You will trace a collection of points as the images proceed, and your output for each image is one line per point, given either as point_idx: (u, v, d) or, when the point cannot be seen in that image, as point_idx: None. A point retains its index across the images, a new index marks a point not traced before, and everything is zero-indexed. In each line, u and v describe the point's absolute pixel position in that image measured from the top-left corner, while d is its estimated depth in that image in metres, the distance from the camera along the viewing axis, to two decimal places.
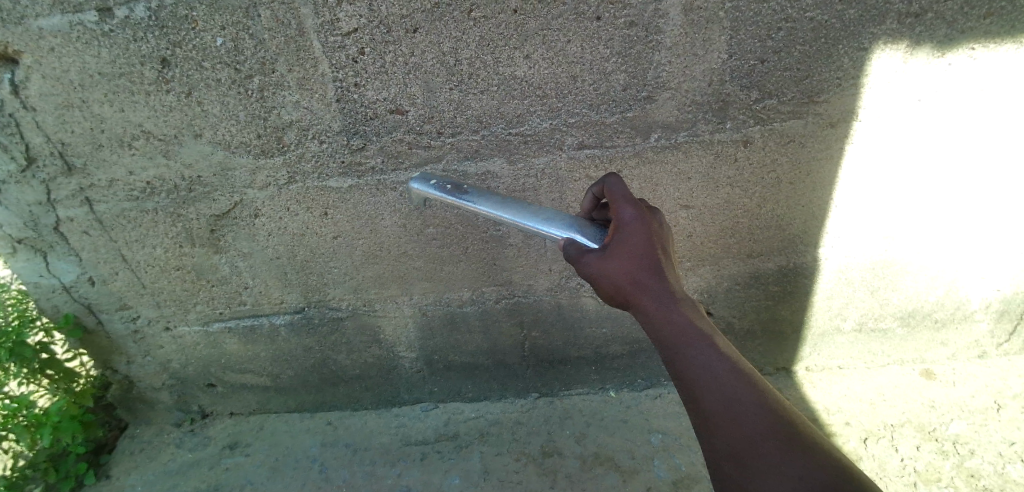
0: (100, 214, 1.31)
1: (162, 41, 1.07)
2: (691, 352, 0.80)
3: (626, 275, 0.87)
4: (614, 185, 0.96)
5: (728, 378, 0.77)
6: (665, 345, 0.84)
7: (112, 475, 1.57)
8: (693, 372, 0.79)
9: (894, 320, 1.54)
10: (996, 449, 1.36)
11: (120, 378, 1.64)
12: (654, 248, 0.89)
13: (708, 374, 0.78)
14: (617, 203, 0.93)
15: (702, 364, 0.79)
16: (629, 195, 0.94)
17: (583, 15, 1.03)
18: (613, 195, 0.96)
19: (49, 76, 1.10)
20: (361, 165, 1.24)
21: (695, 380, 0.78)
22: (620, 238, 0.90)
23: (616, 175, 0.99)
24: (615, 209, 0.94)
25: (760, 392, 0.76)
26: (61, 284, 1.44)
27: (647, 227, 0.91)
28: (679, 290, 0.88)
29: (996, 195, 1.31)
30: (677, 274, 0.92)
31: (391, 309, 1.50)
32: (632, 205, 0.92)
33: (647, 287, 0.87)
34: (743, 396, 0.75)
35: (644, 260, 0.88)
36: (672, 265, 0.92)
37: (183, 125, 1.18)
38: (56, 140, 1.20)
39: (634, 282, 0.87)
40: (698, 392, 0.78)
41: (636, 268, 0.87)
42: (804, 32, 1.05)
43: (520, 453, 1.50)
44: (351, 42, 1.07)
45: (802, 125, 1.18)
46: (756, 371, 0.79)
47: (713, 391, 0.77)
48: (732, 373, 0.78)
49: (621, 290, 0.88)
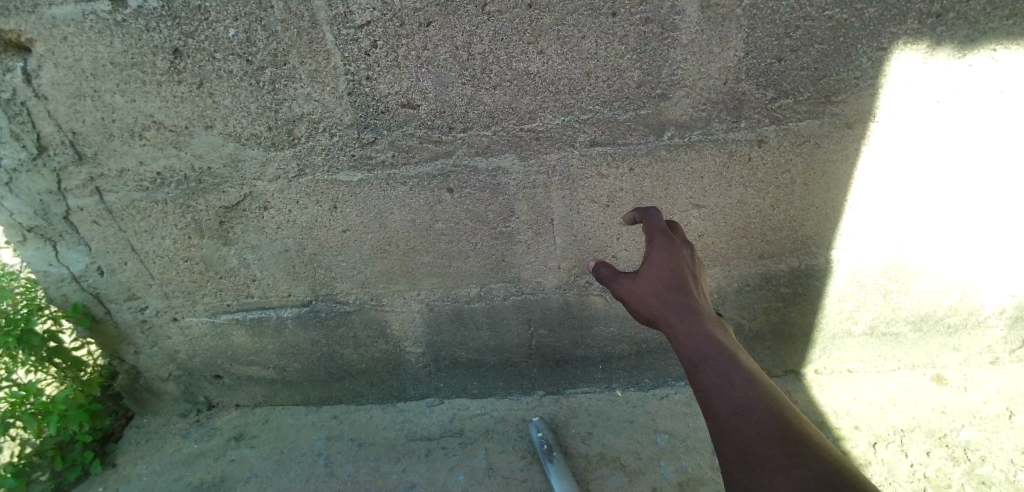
0: (110, 204, 1.31)
1: (175, 31, 1.07)
2: (709, 364, 0.84)
3: (652, 294, 0.95)
4: (654, 217, 1.07)
5: (741, 387, 0.80)
6: (684, 356, 0.87)
7: (117, 465, 1.57)
8: (708, 380, 0.82)
9: (906, 324, 1.53)
10: (1008, 457, 1.34)
11: (127, 368, 1.65)
12: (682, 270, 0.97)
13: (722, 382, 0.81)
14: (651, 233, 1.04)
15: (717, 373, 0.82)
16: (663, 226, 1.05)
17: (598, 10, 1.02)
18: (649, 225, 1.06)
19: (62, 65, 1.11)
20: (371, 159, 1.23)
21: (709, 387, 0.81)
22: (651, 259, 0.99)
23: (657, 209, 1.10)
24: (649, 237, 1.04)
25: (772, 404, 0.78)
26: (70, 274, 1.44)
27: (677, 253, 0.99)
28: (704, 310, 0.92)
29: (1012, 200, 1.29)
30: (705, 299, 0.97)
31: (398, 305, 1.50)
32: (664, 234, 1.03)
33: (672, 304, 0.92)
34: (756, 405, 0.78)
35: (670, 278, 0.95)
36: (700, 290, 0.97)
37: (194, 116, 1.18)
38: (67, 129, 1.20)
39: (659, 300, 0.94)
40: (711, 397, 0.81)
41: (663, 285, 0.95)
42: (822, 30, 1.04)
43: (525, 450, 1.49)
44: (363, 35, 1.06)
45: (818, 125, 1.16)
46: (772, 385, 0.82)
47: (726, 398, 0.80)
48: (747, 385, 0.81)
49: (648, 307, 0.95)
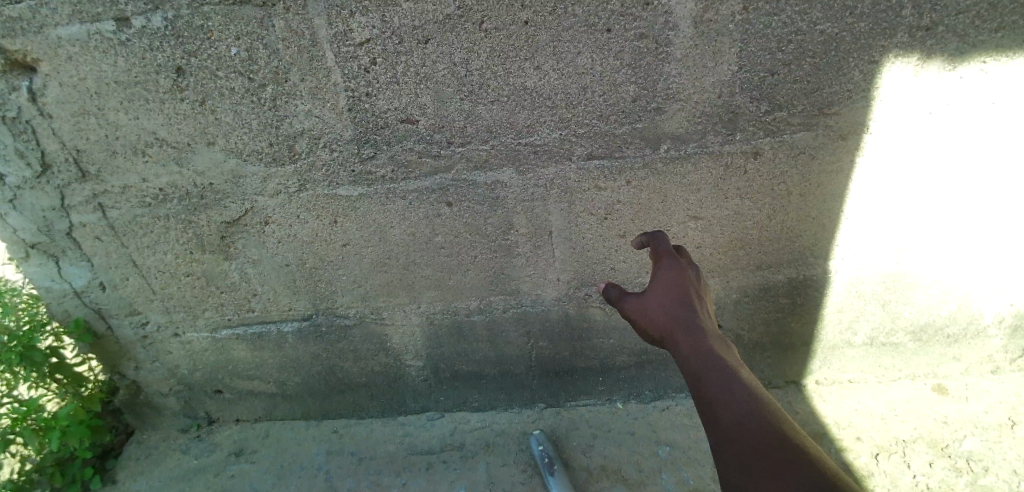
0: (112, 220, 1.32)
1: (177, 50, 1.08)
2: (712, 377, 0.85)
3: (659, 311, 0.96)
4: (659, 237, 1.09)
5: (743, 400, 0.81)
6: (687, 370, 0.89)
7: (117, 481, 1.57)
8: (711, 392, 0.84)
9: (905, 334, 1.52)
10: (1011, 467, 1.33)
11: (128, 383, 1.65)
12: (687, 289, 0.98)
13: (724, 394, 0.82)
14: (659, 255, 1.05)
15: (720, 385, 0.84)
16: (670, 248, 1.06)
17: (594, 27, 1.04)
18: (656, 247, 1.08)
19: (66, 84, 1.13)
20: (371, 174, 1.24)
21: (711, 399, 0.83)
22: (657, 278, 1.00)
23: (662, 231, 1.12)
24: (656, 258, 1.05)
25: (771, 415, 0.79)
26: (72, 289, 1.45)
27: (683, 273, 1.00)
28: (709, 327, 0.94)
29: (1005, 211, 1.30)
30: (710, 318, 0.98)
31: (398, 317, 1.50)
32: (671, 255, 1.04)
33: (678, 323, 0.93)
34: (755, 415, 0.79)
35: (678, 297, 0.96)
36: (705, 308, 0.98)
37: (196, 133, 1.19)
38: (71, 147, 1.21)
39: (667, 317, 0.95)
40: (713, 408, 0.82)
41: (671, 303, 0.96)
42: (814, 44, 1.06)
43: (526, 464, 1.49)
44: (363, 53, 1.08)
45: (812, 137, 1.18)
46: (772, 398, 0.83)
47: (727, 409, 0.81)
48: (748, 397, 0.82)
49: (656, 325, 0.96)
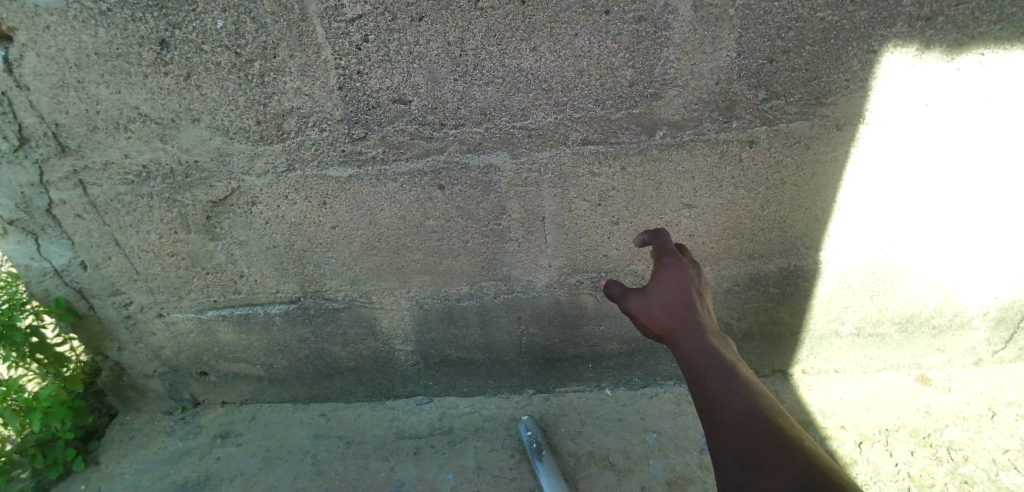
0: (94, 197, 1.29)
1: (161, 22, 1.05)
2: (715, 377, 0.85)
3: (662, 310, 0.95)
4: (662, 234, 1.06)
5: (744, 399, 0.83)
6: (690, 368, 0.89)
7: (101, 463, 1.55)
8: (713, 392, 0.84)
9: (892, 325, 1.54)
10: (990, 456, 1.36)
11: (111, 365, 1.62)
12: (690, 287, 0.97)
13: (726, 394, 0.83)
14: (663, 252, 1.03)
15: (722, 384, 0.85)
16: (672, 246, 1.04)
17: (592, 8, 1.02)
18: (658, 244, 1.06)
19: (44, 55, 1.08)
20: (362, 155, 1.22)
21: (714, 398, 0.84)
22: (661, 277, 0.98)
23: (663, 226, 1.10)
24: (660, 256, 1.03)
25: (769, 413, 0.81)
26: (53, 268, 1.41)
27: (686, 272, 0.99)
28: (710, 326, 0.94)
29: (995, 204, 1.31)
30: (710, 315, 0.98)
31: (388, 302, 1.49)
32: (675, 253, 1.02)
33: (682, 322, 0.92)
34: (756, 414, 0.80)
35: (681, 296, 0.95)
36: (706, 307, 0.98)
37: (180, 109, 1.16)
38: (50, 121, 1.17)
39: (670, 316, 0.94)
40: (715, 406, 0.83)
41: (675, 301, 0.95)
42: (814, 32, 1.04)
43: (515, 449, 1.49)
44: (355, 29, 1.05)
45: (808, 127, 1.17)
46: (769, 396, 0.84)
47: (729, 408, 0.82)
48: (748, 396, 0.83)
49: (659, 323, 0.95)
